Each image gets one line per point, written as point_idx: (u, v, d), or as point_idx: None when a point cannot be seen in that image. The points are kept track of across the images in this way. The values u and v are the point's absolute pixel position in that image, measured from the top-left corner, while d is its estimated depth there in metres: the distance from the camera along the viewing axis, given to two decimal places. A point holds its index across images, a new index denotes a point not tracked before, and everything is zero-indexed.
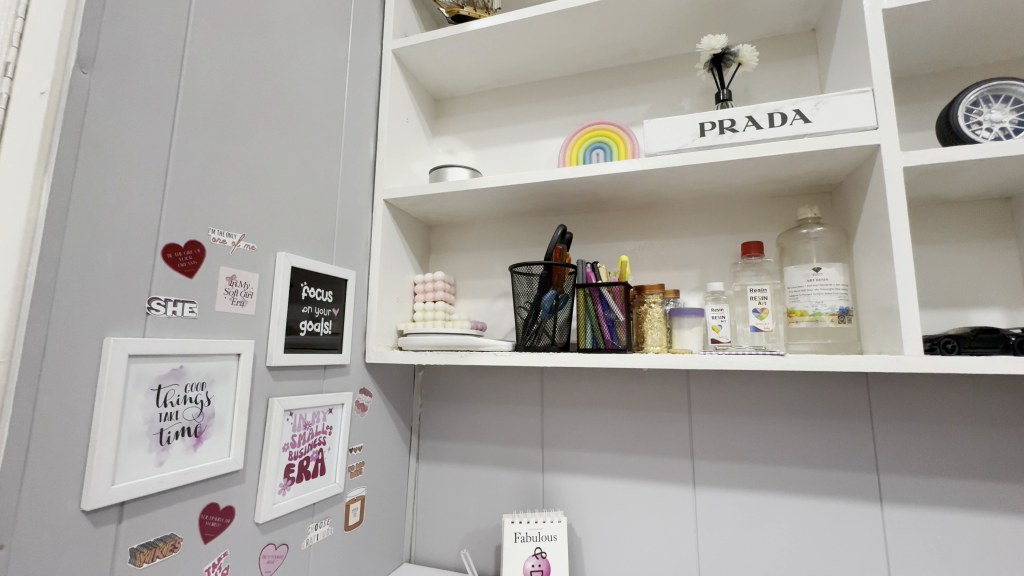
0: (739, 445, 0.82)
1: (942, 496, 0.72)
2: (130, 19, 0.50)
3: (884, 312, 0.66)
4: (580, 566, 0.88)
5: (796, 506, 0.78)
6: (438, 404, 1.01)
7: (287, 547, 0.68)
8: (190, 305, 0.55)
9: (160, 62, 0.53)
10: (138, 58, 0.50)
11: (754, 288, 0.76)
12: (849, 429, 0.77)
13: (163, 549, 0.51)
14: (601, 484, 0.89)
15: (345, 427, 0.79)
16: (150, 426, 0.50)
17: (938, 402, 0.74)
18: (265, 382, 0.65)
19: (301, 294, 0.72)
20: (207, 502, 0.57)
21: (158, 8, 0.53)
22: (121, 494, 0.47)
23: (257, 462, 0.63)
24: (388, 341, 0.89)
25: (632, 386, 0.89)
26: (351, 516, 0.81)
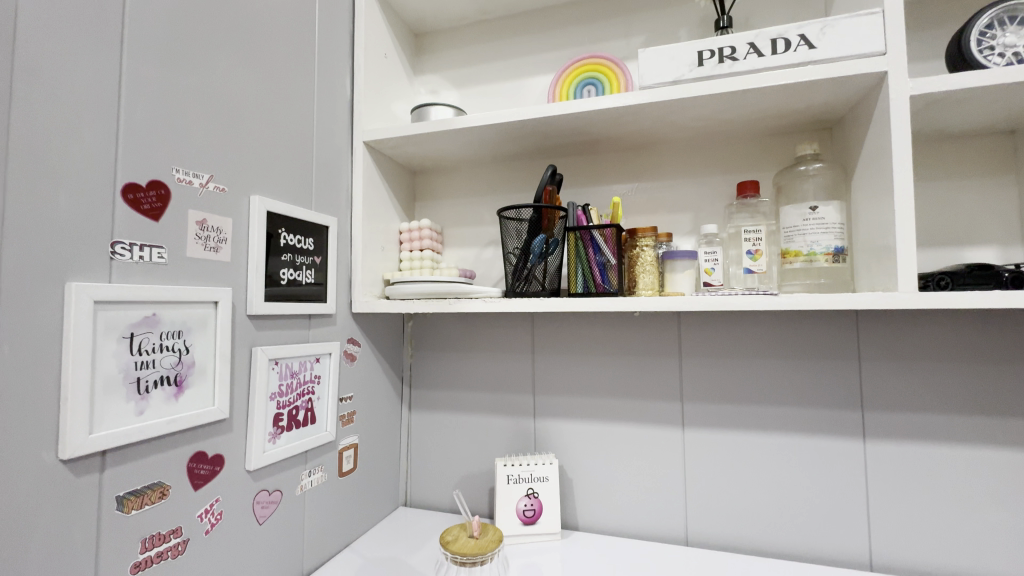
0: (729, 387, 0.83)
1: (923, 430, 0.74)
2: None
3: (879, 250, 0.65)
4: (572, 505, 0.90)
5: (782, 443, 0.80)
6: (428, 354, 1.01)
7: (280, 493, 0.68)
8: (158, 250, 0.52)
9: None
10: None
11: (749, 229, 0.74)
12: (837, 369, 0.78)
13: (151, 496, 0.51)
14: (592, 428, 0.90)
15: (334, 377, 0.78)
16: (126, 375, 0.48)
17: (925, 340, 0.74)
18: (246, 331, 0.63)
19: (280, 241, 0.68)
20: (195, 451, 0.56)
21: None
22: (100, 443, 0.45)
23: (244, 411, 0.62)
24: (375, 291, 0.87)
25: (623, 332, 0.89)
26: (345, 463, 0.82)
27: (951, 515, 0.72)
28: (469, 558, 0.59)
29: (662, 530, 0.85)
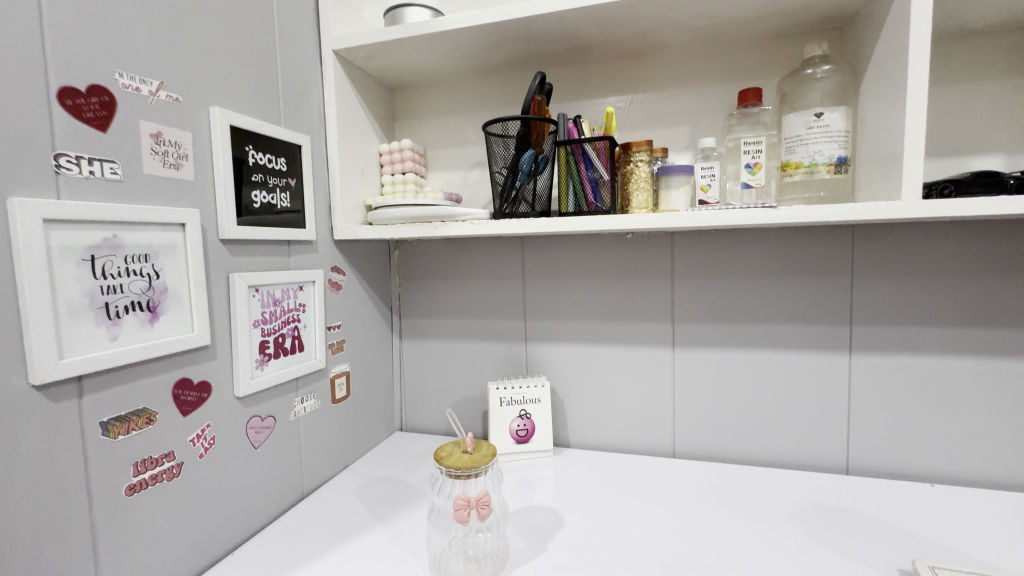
0: (720, 307, 0.83)
1: (908, 342, 0.75)
2: None
3: (885, 159, 0.62)
4: (563, 424, 0.93)
5: (769, 360, 0.81)
6: (416, 283, 0.99)
7: (274, 419, 0.68)
8: (111, 165, 0.47)
9: None
10: None
11: (748, 141, 0.70)
12: (828, 286, 0.77)
13: (138, 422, 0.50)
14: (584, 351, 0.90)
15: (320, 305, 0.76)
16: (92, 300, 0.46)
17: (919, 254, 0.73)
18: (221, 256, 0.60)
19: (249, 160, 0.63)
20: (180, 377, 0.55)
21: None
22: (74, 369, 0.44)
23: (227, 338, 0.61)
24: (356, 217, 0.83)
25: (615, 255, 0.87)
26: (338, 391, 0.82)
27: (927, 421, 0.75)
28: (468, 472, 0.56)
29: (650, 444, 0.88)
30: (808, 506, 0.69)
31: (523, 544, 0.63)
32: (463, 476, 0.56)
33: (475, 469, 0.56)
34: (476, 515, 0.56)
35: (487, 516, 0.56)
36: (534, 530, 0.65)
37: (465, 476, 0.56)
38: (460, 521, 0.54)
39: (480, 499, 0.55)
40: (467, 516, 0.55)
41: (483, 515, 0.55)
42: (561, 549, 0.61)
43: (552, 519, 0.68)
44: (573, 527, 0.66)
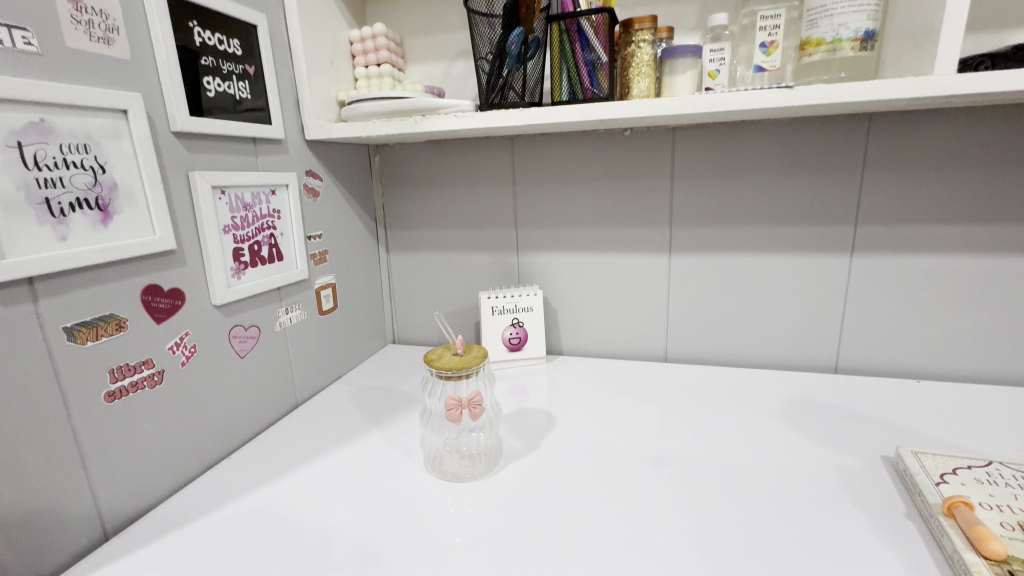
0: (720, 208, 0.79)
1: (913, 241, 0.72)
2: None
3: (919, 30, 0.54)
4: (556, 333, 0.92)
5: (767, 263, 0.79)
6: (400, 191, 0.93)
7: (258, 329, 0.66)
8: (23, 35, 0.40)
9: None
10: None
11: (765, 15, 0.62)
12: (837, 183, 0.73)
13: (107, 329, 0.48)
14: (577, 259, 0.87)
15: (296, 212, 0.71)
16: (29, 195, 0.41)
17: (938, 145, 0.68)
18: (176, 153, 0.54)
19: (194, 40, 0.55)
20: (147, 283, 0.51)
21: None
22: (21, 270, 0.40)
23: (196, 244, 0.56)
24: (328, 115, 0.76)
25: (611, 155, 0.81)
26: (324, 303, 0.80)
27: (922, 320, 0.75)
28: (459, 373, 0.55)
29: (643, 350, 0.88)
30: (795, 402, 0.70)
31: (517, 442, 0.64)
32: (453, 377, 0.55)
33: (465, 370, 0.55)
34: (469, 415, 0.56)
35: (479, 415, 0.56)
36: (528, 429, 0.67)
37: (455, 377, 0.55)
38: (453, 420, 0.55)
39: (472, 399, 0.55)
40: (460, 416, 0.55)
41: (475, 415, 0.55)
42: (555, 446, 0.63)
43: (546, 420, 0.69)
44: (566, 426, 0.67)
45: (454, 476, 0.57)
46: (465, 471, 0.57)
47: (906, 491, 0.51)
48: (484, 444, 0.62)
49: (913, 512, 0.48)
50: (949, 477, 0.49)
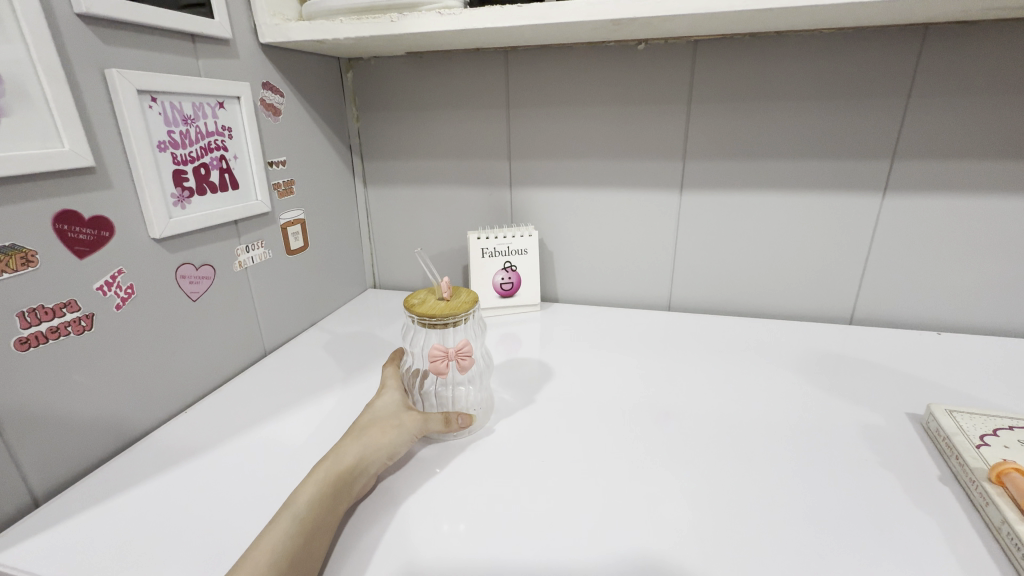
0: (742, 139, 0.69)
1: (954, 179, 0.65)
2: None
3: None
4: (551, 278, 0.85)
5: (788, 202, 0.71)
6: (378, 115, 0.81)
7: (212, 268, 0.57)
8: None
9: None
10: None
11: None
12: (877, 110, 0.64)
13: (8, 263, 0.39)
14: (577, 196, 0.79)
15: (251, 131, 0.60)
16: None
17: (998, 64, 0.59)
18: (84, 44, 0.43)
19: None
20: (61, 209, 0.42)
21: None
22: None
23: (123, 162, 0.46)
24: (287, 14, 0.63)
25: (621, 74, 0.70)
26: (292, 241, 0.71)
27: (952, 268, 0.69)
28: (445, 320, 0.48)
29: (645, 297, 0.82)
30: (811, 353, 0.65)
31: (511, 396, 0.58)
32: (438, 324, 0.48)
33: (452, 317, 0.47)
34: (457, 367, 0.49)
35: (469, 367, 0.49)
36: (521, 382, 0.61)
37: (441, 325, 0.48)
38: (437, 371, 0.49)
39: (460, 349, 0.48)
40: (445, 367, 0.48)
41: (464, 367, 0.49)
42: (553, 402, 0.56)
43: (542, 372, 0.63)
44: (564, 379, 0.61)
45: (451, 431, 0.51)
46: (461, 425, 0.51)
47: (938, 452, 0.46)
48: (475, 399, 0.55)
49: (949, 477, 0.44)
50: (990, 439, 0.44)
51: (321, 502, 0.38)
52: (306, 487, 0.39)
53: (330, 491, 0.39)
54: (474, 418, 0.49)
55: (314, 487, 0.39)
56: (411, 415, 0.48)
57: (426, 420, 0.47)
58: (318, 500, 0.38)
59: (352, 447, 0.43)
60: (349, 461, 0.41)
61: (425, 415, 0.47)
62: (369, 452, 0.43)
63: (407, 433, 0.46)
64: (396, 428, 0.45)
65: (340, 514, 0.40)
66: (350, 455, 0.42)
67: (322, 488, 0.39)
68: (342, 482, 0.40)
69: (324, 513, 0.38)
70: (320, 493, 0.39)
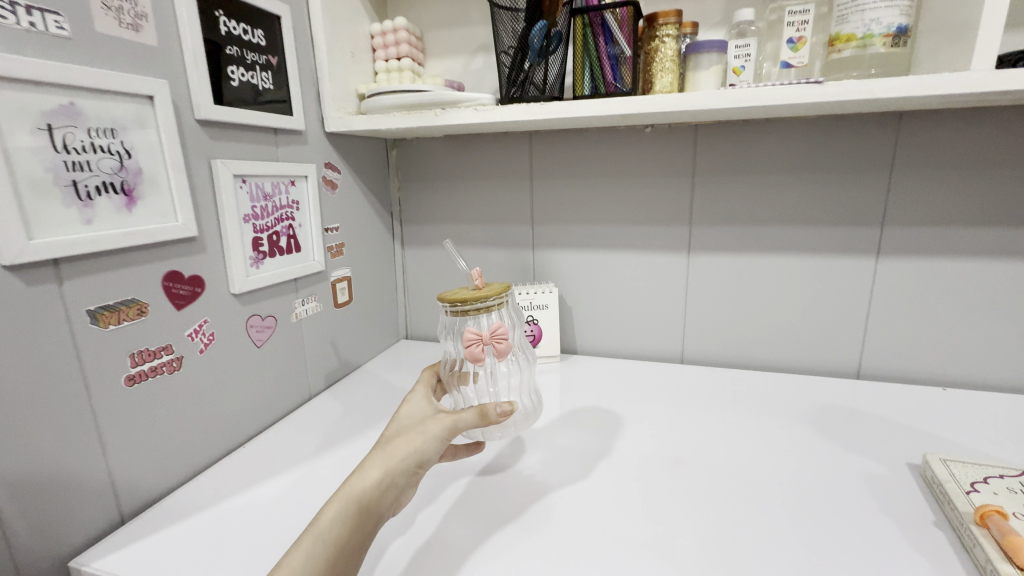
0: (742, 208, 0.77)
1: (943, 244, 0.70)
2: None
3: (957, 25, 0.52)
4: (571, 331, 0.92)
5: (788, 264, 0.78)
6: (417, 186, 0.93)
7: (274, 319, 0.66)
8: (54, 18, 0.41)
9: None
10: None
11: (794, 10, 0.60)
12: (864, 183, 0.71)
13: (128, 313, 0.48)
14: (593, 257, 0.87)
15: (315, 204, 0.71)
16: (57, 177, 0.41)
17: (970, 145, 0.66)
18: (199, 140, 0.54)
19: (221, 31, 0.56)
20: (168, 269, 0.52)
21: None
22: (47, 251, 0.40)
23: (217, 232, 0.57)
24: (348, 107, 0.75)
25: (631, 152, 0.80)
26: (340, 296, 0.80)
27: (950, 327, 0.73)
28: (477, 305, 0.51)
29: (659, 351, 0.87)
30: (816, 406, 0.69)
31: (554, 463, 0.58)
32: (471, 310, 0.51)
33: (482, 301, 0.51)
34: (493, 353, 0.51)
35: (505, 352, 0.51)
36: (559, 444, 0.62)
37: (475, 310, 0.51)
38: (473, 358, 0.50)
39: (495, 332, 0.50)
40: (481, 353, 0.50)
41: (499, 351, 0.50)
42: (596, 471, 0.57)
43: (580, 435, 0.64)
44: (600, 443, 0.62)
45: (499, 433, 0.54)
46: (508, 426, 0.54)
47: (934, 499, 0.49)
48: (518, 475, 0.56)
49: (943, 521, 0.47)
50: (980, 486, 0.47)
51: (345, 523, 0.37)
52: (328, 508, 0.37)
53: (354, 512, 0.37)
54: (516, 407, 0.43)
55: (338, 506, 0.37)
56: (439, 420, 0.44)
57: (456, 420, 0.44)
58: (343, 521, 0.37)
59: (374, 461, 0.40)
60: (371, 479, 0.39)
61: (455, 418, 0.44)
62: (393, 465, 0.41)
63: (434, 438, 0.43)
64: (421, 435, 0.43)
65: (368, 528, 0.38)
66: (376, 470, 0.40)
67: (347, 507, 0.37)
68: (366, 499, 0.38)
69: (348, 535, 0.37)
70: (344, 512, 0.37)
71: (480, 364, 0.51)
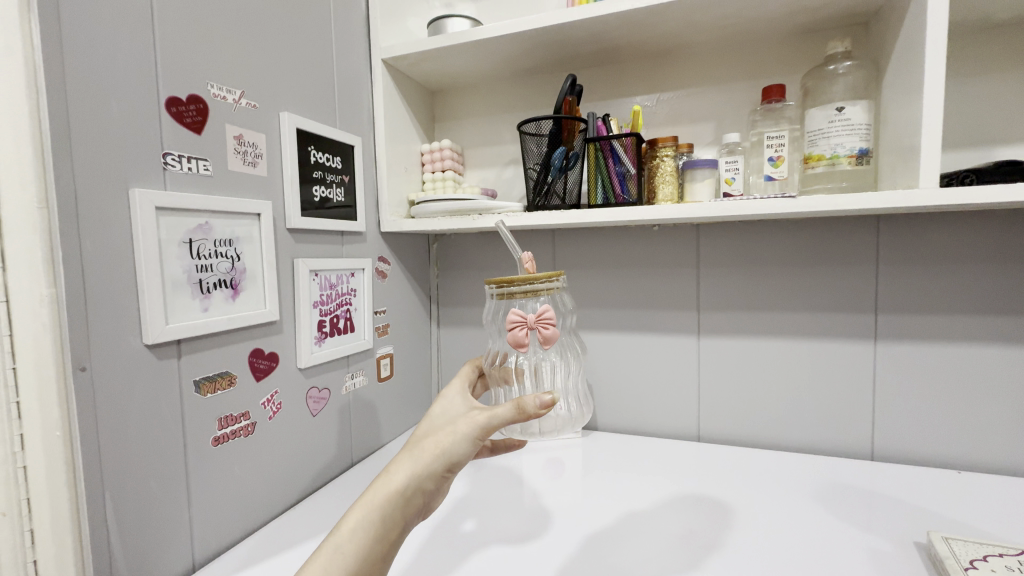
0: (744, 296, 0.86)
1: (935, 331, 0.76)
2: None
3: (905, 149, 0.63)
4: (591, 408, 0.98)
5: (791, 347, 0.84)
6: (453, 273, 1.05)
7: (329, 391, 0.76)
8: (204, 163, 0.56)
9: None
10: None
11: (771, 135, 0.72)
12: (853, 275, 0.80)
13: (222, 383, 0.59)
14: (611, 338, 0.95)
15: (368, 291, 0.84)
16: (190, 277, 0.54)
17: (946, 243, 0.74)
18: (288, 244, 0.68)
19: (310, 160, 0.72)
20: (254, 347, 0.63)
21: None
22: (176, 333, 0.52)
23: (292, 316, 0.69)
24: (400, 211, 0.90)
25: (642, 247, 0.91)
26: (383, 371, 0.90)
27: (954, 410, 0.76)
28: (523, 288, 0.52)
29: (676, 429, 0.92)
30: (828, 484, 0.72)
31: (637, 554, 0.57)
32: (518, 293, 0.52)
33: (531, 284, 0.52)
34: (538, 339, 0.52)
35: (550, 338, 0.52)
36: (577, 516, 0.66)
37: (522, 293, 0.52)
38: (517, 342, 0.51)
39: (540, 316, 0.51)
40: (525, 337, 0.51)
41: (545, 336, 0.51)
42: (653, 558, 0.57)
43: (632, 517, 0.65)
44: (634, 523, 0.64)
45: (539, 429, 0.55)
46: (548, 423, 0.55)
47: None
48: (590, 562, 0.56)
49: None
50: (979, 563, 0.50)
51: (369, 531, 0.38)
52: (354, 512, 0.38)
53: (377, 516, 0.38)
54: (556, 400, 0.44)
55: (362, 511, 0.38)
56: (468, 421, 0.43)
57: (491, 417, 0.43)
58: (367, 524, 0.38)
59: (402, 465, 0.41)
60: (397, 484, 0.40)
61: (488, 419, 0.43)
62: (420, 468, 0.41)
63: (466, 437, 0.43)
64: (451, 435, 0.42)
65: (396, 527, 0.39)
66: (400, 475, 0.40)
67: (371, 512, 0.38)
68: (391, 502, 0.39)
69: (371, 543, 0.38)
70: (367, 518, 0.38)
71: (524, 349, 0.52)
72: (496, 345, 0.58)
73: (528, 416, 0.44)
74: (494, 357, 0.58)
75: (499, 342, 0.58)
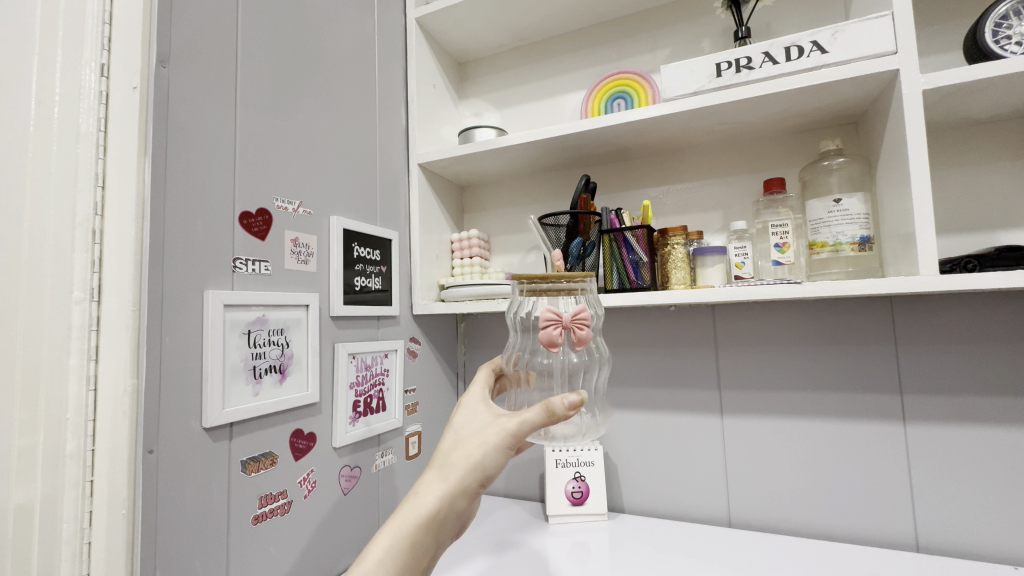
0: (764, 375, 0.87)
1: (964, 412, 0.75)
2: (196, 28, 0.58)
3: (903, 237, 0.67)
4: (617, 489, 0.97)
5: (817, 428, 0.83)
6: (480, 351, 1.10)
7: (360, 469, 0.79)
8: (265, 264, 0.65)
9: (223, 65, 0.61)
10: (202, 62, 0.58)
11: (775, 224, 0.78)
12: (872, 355, 0.80)
13: (264, 463, 0.63)
14: (633, 417, 0.96)
15: (400, 370, 0.89)
16: (246, 363, 0.61)
17: (962, 323, 0.75)
18: (330, 331, 0.75)
19: (354, 255, 0.81)
20: (295, 427, 0.68)
21: (217, 17, 0.60)
22: (230, 416, 0.58)
23: (330, 397, 0.75)
24: (431, 295, 0.98)
25: (660, 327, 0.95)
26: (411, 449, 0.93)
27: (997, 496, 0.73)
28: (559, 285, 0.50)
29: (706, 512, 0.90)
30: None
31: None
32: (553, 291, 0.50)
33: (566, 281, 0.50)
34: (571, 339, 0.49)
35: (583, 339, 0.49)
36: None
37: (556, 291, 0.50)
38: (549, 340, 0.48)
39: (576, 316, 0.49)
40: (558, 336, 0.48)
41: (578, 337, 0.49)
42: None
43: None
44: None
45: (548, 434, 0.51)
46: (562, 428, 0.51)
47: None
48: None
49: None
50: None
51: (399, 552, 0.42)
52: (384, 535, 0.43)
53: (408, 536, 0.43)
54: (583, 399, 0.45)
55: (392, 535, 0.42)
56: (495, 433, 0.47)
57: (520, 424, 0.46)
58: (397, 547, 0.42)
59: (431, 486, 0.45)
60: (426, 505, 0.44)
61: (515, 428, 0.47)
62: (450, 487, 0.45)
63: (497, 448, 0.47)
64: (481, 449, 0.46)
65: (427, 543, 0.44)
66: (430, 495, 0.45)
67: (401, 534, 0.42)
68: (422, 523, 0.43)
69: (399, 562, 0.42)
70: (397, 541, 0.42)
71: (556, 349, 0.49)
72: (516, 343, 0.54)
73: (557, 418, 0.45)
74: (512, 358, 0.54)
75: (519, 341, 0.54)
